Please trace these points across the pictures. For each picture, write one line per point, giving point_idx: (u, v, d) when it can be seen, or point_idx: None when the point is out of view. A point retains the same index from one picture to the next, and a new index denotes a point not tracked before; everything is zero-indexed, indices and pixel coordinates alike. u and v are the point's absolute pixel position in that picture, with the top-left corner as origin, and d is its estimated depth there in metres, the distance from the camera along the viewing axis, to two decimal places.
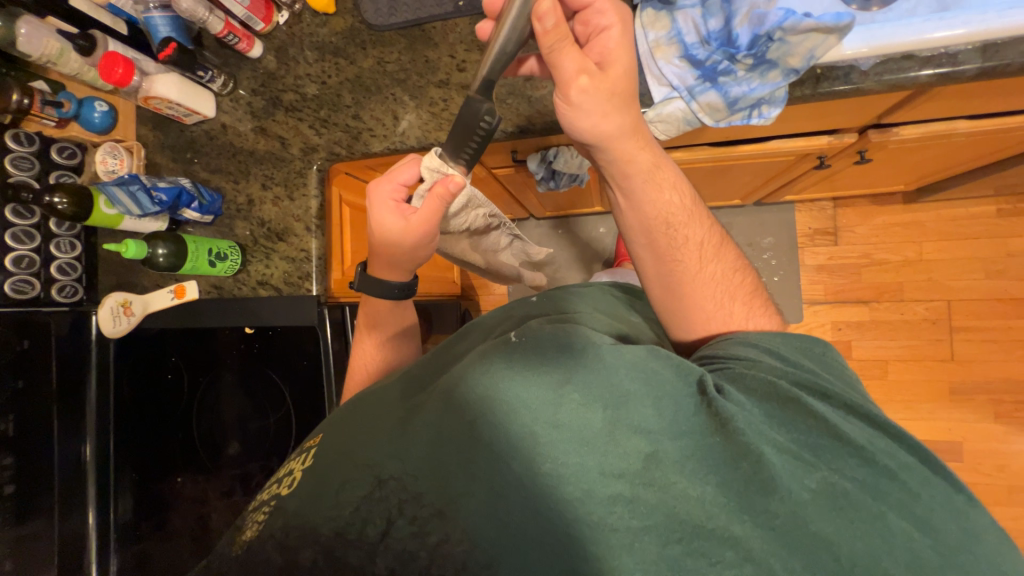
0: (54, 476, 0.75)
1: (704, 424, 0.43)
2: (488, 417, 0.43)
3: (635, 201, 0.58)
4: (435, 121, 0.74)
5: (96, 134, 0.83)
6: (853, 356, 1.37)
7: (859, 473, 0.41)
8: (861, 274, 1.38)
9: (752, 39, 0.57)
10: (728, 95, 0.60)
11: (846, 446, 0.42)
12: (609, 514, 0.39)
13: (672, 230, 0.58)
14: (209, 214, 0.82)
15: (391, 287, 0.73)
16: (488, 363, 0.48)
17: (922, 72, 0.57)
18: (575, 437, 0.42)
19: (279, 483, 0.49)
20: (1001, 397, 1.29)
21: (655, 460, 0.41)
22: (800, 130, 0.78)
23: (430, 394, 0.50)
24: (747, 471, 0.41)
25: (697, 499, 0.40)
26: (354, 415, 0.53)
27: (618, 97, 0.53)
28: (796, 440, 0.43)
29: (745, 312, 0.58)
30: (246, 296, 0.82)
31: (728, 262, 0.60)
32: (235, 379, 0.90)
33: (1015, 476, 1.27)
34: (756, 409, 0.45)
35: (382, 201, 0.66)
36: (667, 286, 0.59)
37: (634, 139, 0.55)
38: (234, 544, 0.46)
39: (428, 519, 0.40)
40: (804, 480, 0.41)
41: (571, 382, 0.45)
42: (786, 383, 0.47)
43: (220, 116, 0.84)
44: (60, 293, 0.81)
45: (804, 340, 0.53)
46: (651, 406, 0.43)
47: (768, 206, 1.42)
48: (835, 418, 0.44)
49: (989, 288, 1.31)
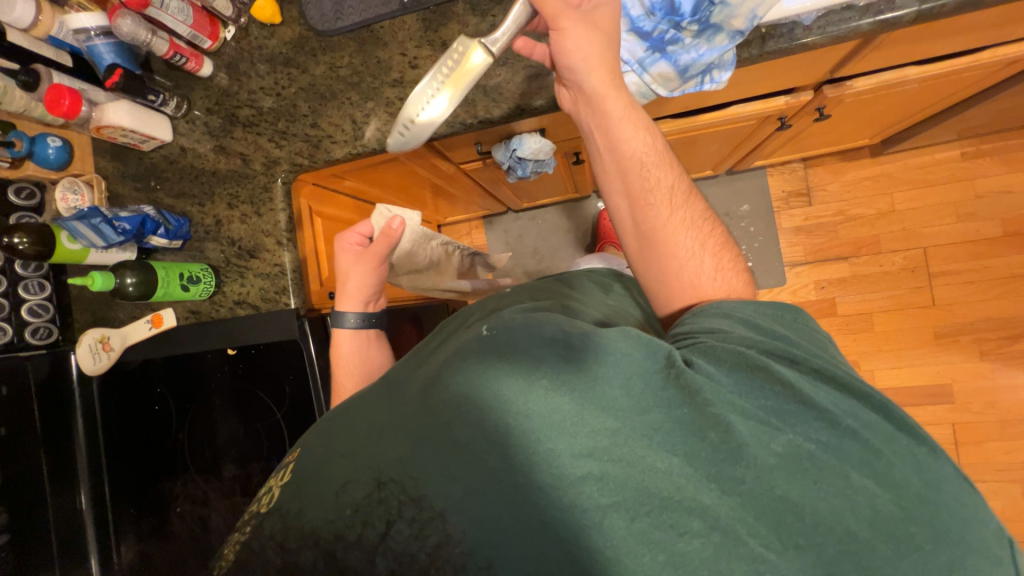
0: (48, 528, 0.76)
1: (671, 397, 0.39)
2: (456, 410, 0.40)
3: (610, 142, 0.56)
4: (394, 121, 0.73)
5: (53, 170, 0.81)
6: (839, 312, 1.39)
7: (823, 436, 0.38)
8: (838, 231, 1.40)
9: (695, 5, 0.57)
10: (677, 64, 0.61)
11: (812, 410, 0.39)
12: (577, 493, 0.36)
13: (645, 170, 0.56)
14: (178, 239, 0.81)
15: (347, 317, 0.76)
16: (459, 358, 0.44)
17: (862, 21, 0.57)
18: (532, 420, 0.38)
19: (259, 501, 0.45)
20: (985, 336, 1.31)
21: (622, 435, 0.38)
22: (757, 93, 0.79)
23: (398, 391, 0.47)
24: (717, 441, 0.37)
25: (665, 472, 0.36)
26: (331, 417, 0.48)
27: (601, 33, 0.54)
28: (764, 407, 0.39)
29: (714, 266, 0.56)
30: (226, 317, 0.82)
31: (697, 210, 0.58)
32: (225, 399, 0.86)
33: (1004, 411, 1.29)
34: (726, 379, 0.40)
35: (344, 247, 0.75)
36: (642, 233, 0.58)
37: (613, 76, 0.55)
38: (220, 559, 0.43)
39: (428, 522, 0.37)
40: (770, 444, 0.37)
41: (540, 368, 0.41)
42: (756, 351, 0.42)
43: (178, 139, 0.83)
44: (34, 335, 0.80)
45: (772, 307, 0.48)
46: (620, 385, 0.39)
47: (741, 174, 1.44)
48: (803, 383, 0.40)
49: (961, 231, 1.33)
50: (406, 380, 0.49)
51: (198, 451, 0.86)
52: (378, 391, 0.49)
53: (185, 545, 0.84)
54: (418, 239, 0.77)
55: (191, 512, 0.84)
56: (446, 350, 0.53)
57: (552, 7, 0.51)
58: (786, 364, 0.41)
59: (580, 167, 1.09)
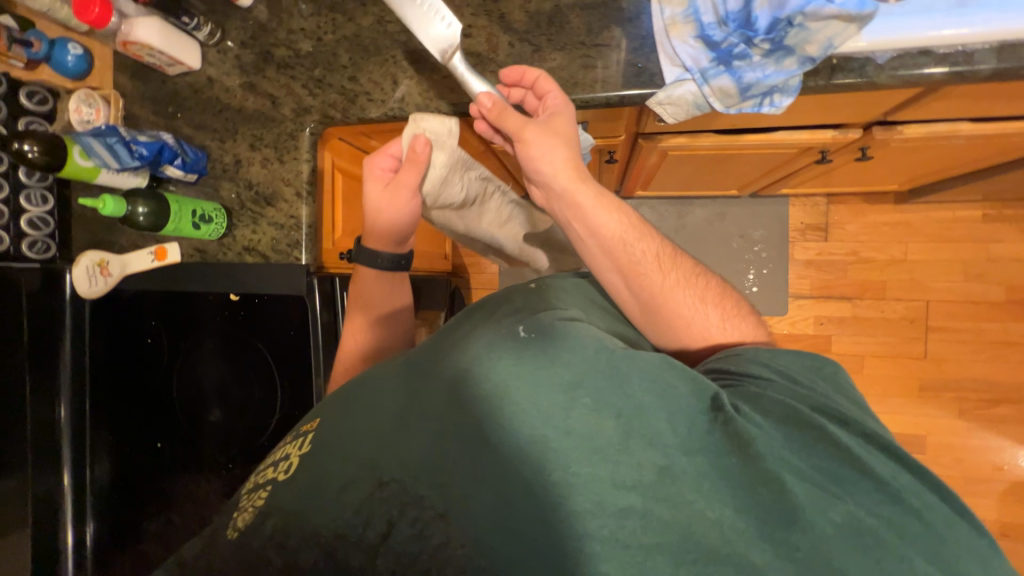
0: (26, 433, 0.77)
1: (719, 442, 0.40)
2: (499, 420, 0.41)
3: (591, 229, 0.59)
4: (437, 88, 0.70)
5: (71, 79, 0.77)
6: (832, 350, 1.40)
7: (886, 511, 0.37)
8: (848, 271, 1.40)
9: (772, 23, 0.56)
10: (741, 80, 0.58)
11: (869, 479, 0.38)
12: (620, 528, 0.36)
13: (631, 246, 0.59)
14: (193, 172, 0.78)
15: (380, 258, 0.74)
16: (494, 356, 0.44)
17: (936, 69, 0.56)
18: (578, 445, 0.39)
19: (275, 468, 0.46)
20: (967, 395, 1.34)
21: (670, 476, 0.38)
22: (806, 123, 0.78)
23: (423, 381, 0.46)
24: (769, 498, 0.37)
25: (715, 523, 0.37)
26: (351, 396, 0.48)
27: (563, 136, 0.59)
28: (817, 468, 0.39)
29: (720, 317, 0.60)
30: (232, 262, 0.79)
31: (687, 268, 0.61)
32: (216, 346, 0.85)
33: (970, 469, 1.33)
34: (774, 432, 0.41)
35: (372, 172, 0.69)
36: (641, 300, 0.60)
37: (580, 173, 0.60)
38: (228, 529, 0.42)
39: (431, 522, 0.38)
40: (827, 512, 0.37)
41: (584, 387, 0.41)
42: (805, 408, 0.43)
43: (206, 69, 0.79)
44: (32, 248, 0.76)
45: (810, 358, 0.49)
46: (665, 419, 0.40)
47: (764, 199, 1.43)
48: (857, 449, 0.40)
49: (966, 291, 1.35)
50: (430, 367, 0.47)
51: (184, 398, 0.86)
52: (399, 376, 0.48)
53: (166, 477, 0.86)
54: (453, 165, 0.70)
55: (191, 512, 0.84)
56: (469, 334, 0.50)
57: (511, 125, 0.59)
58: (837, 425, 0.42)
59: (610, 167, 1.07)
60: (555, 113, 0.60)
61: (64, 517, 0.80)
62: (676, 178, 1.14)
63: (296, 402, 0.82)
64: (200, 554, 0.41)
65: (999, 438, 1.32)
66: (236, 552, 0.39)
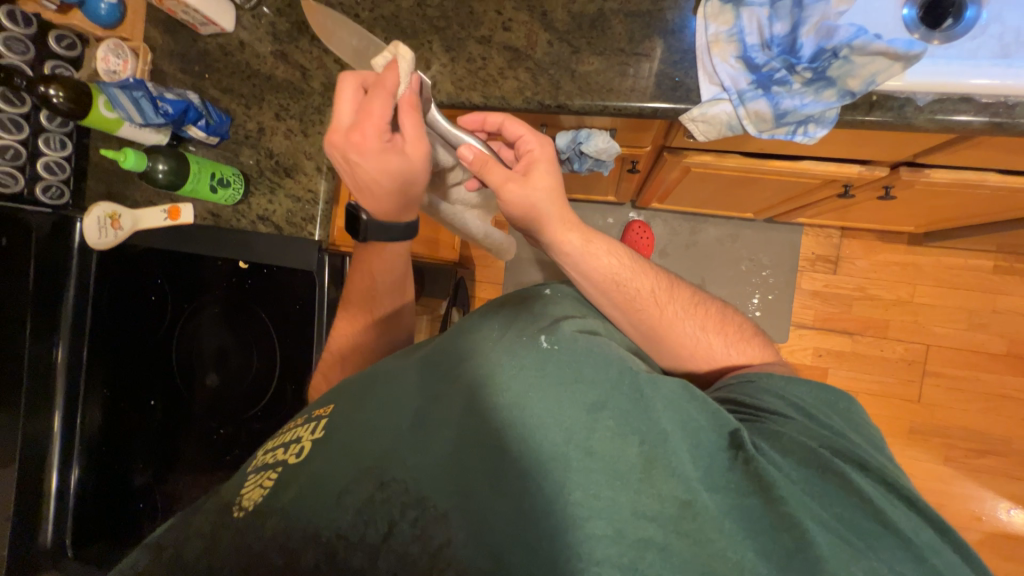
0: (23, 373, 0.77)
1: (739, 481, 0.42)
2: (525, 435, 0.44)
3: (581, 270, 0.62)
4: (470, 78, 0.69)
5: (100, 28, 0.76)
6: (828, 383, 1.40)
7: (907, 569, 0.39)
8: (852, 306, 1.40)
9: (816, 52, 0.55)
10: (778, 106, 0.58)
11: (889, 533, 0.40)
12: (640, 558, 0.39)
13: (623, 286, 0.61)
14: (215, 135, 0.77)
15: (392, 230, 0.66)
16: (519, 368, 0.47)
17: (976, 118, 0.56)
18: (602, 467, 0.42)
19: (285, 450, 0.48)
20: (955, 442, 1.35)
21: (693, 511, 0.40)
22: (835, 156, 0.78)
23: (449, 386, 0.49)
24: (789, 543, 0.39)
25: (736, 564, 0.39)
26: (371, 391, 0.51)
27: (545, 191, 0.61)
28: (839, 518, 0.41)
29: (725, 345, 0.62)
30: (245, 230, 0.79)
31: (688, 299, 0.63)
32: (218, 312, 0.86)
33: (949, 516, 1.34)
34: (794, 475, 0.43)
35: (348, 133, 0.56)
36: (643, 331, 0.61)
37: (565, 222, 0.62)
38: (237, 503, 0.44)
39: (433, 522, 0.40)
40: (851, 566, 0.38)
41: (608, 409, 0.44)
42: (826, 453, 0.45)
43: (239, 33, 0.78)
44: (44, 192, 0.76)
45: (827, 393, 0.52)
46: (687, 451, 0.43)
47: (778, 225, 1.42)
48: (876, 497, 0.42)
49: (967, 339, 1.35)
50: (454, 371, 0.50)
51: (182, 358, 0.87)
52: (427, 378, 0.50)
53: (158, 435, 0.86)
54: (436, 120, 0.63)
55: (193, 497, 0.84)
56: (496, 340, 0.52)
57: (494, 179, 0.59)
58: (856, 470, 0.44)
59: (631, 176, 1.06)
60: (529, 162, 0.61)
61: (50, 460, 0.80)
62: (694, 194, 1.13)
63: (296, 378, 0.82)
64: (200, 558, 0.41)
65: (982, 488, 1.33)
66: (239, 545, 0.41)
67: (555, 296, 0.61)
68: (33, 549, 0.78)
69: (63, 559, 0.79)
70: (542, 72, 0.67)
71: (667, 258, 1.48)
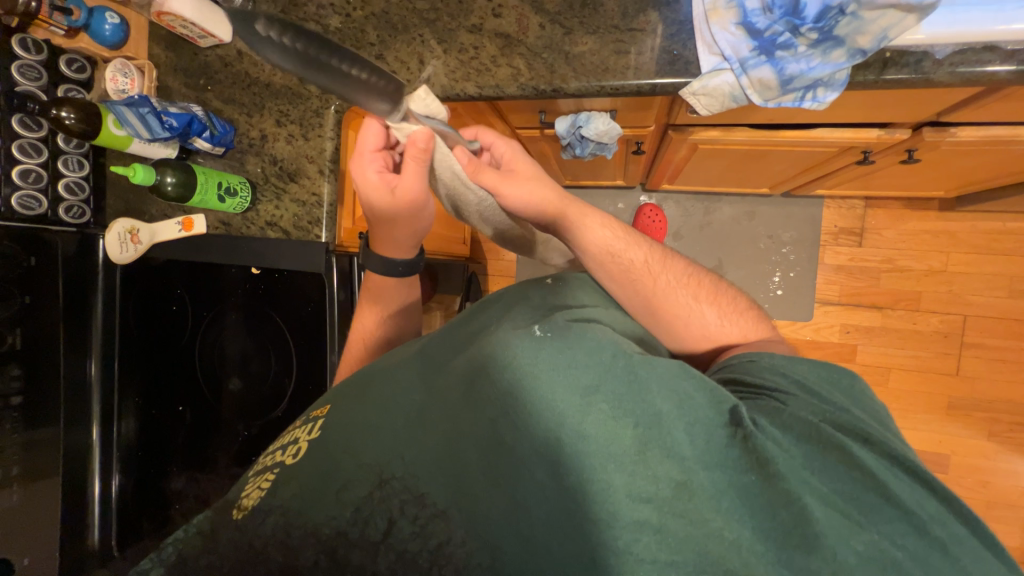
0: (60, 387, 0.79)
1: (739, 458, 0.41)
2: (516, 420, 0.44)
3: (577, 246, 0.64)
4: (463, 70, 0.69)
5: (106, 49, 0.79)
6: (857, 360, 1.35)
7: (909, 542, 0.37)
8: (881, 279, 1.34)
9: (821, 11, 0.52)
10: (783, 72, 0.55)
11: (893, 507, 0.39)
12: (636, 541, 0.38)
13: (617, 256, 0.62)
14: (221, 146, 0.78)
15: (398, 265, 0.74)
16: (512, 353, 0.48)
17: (1002, 67, 0.52)
18: (592, 448, 0.41)
19: (284, 451, 0.49)
20: (999, 416, 1.28)
21: (689, 492, 0.40)
22: (849, 121, 0.74)
23: (446, 377, 0.50)
24: (788, 520, 0.38)
25: (734, 544, 0.38)
26: (365, 389, 0.52)
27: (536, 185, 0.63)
28: (837, 491, 0.40)
29: (717, 316, 0.60)
30: (255, 236, 0.81)
31: (679, 269, 0.62)
32: (239, 318, 0.88)
33: (995, 493, 1.27)
34: (795, 450, 0.42)
35: (366, 176, 0.62)
36: (637, 304, 0.61)
37: (562, 199, 0.64)
38: (235, 505, 0.46)
39: (431, 518, 0.41)
40: (849, 541, 0.37)
41: (601, 393, 0.44)
42: (830, 426, 0.43)
43: (237, 42, 0.79)
44: (67, 213, 0.79)
45: (831, 369, 0.49)
46: (684, 430, 0.42)
47: (796, 199, 1.37)
48: (878, 469, 0.40)
49: (1008, 307, 1.27)
50: (449, 364, 0.52)
51: (207, 364, 0.90)
52: (424, 372, 0.52)
53: (191, 438, 0.90)
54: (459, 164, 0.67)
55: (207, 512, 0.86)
56: (492, 331, 0.53)
57: (489, 183, 0.63)
58: (862, 444, 0.42)
59: (638, 158, 1.04)
60: (516, 163, 0.64)
61: (92, 466, 0.84)
62: (705, 172, 1.10)
63: (310, 379, 0.83)
64: (201, 557, 0.42)
65: None
66: (233, 542, 0.42)
67: (556, 286, 0.62)
68: (82, 549, 0.82)
69: (111, 558, 0.84)
70: (536, 57, 0.66)
71: (681, 240, 1.44)
